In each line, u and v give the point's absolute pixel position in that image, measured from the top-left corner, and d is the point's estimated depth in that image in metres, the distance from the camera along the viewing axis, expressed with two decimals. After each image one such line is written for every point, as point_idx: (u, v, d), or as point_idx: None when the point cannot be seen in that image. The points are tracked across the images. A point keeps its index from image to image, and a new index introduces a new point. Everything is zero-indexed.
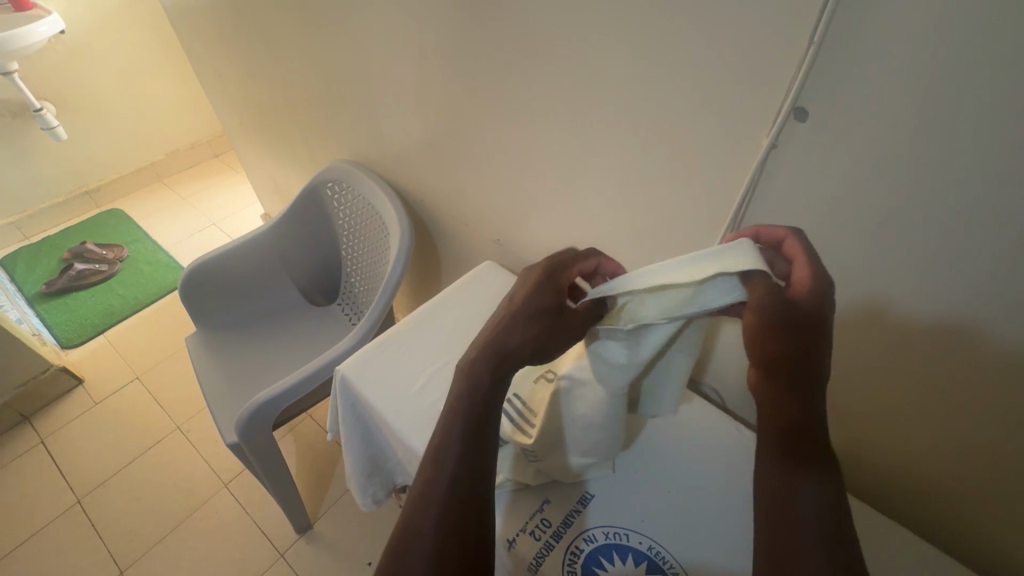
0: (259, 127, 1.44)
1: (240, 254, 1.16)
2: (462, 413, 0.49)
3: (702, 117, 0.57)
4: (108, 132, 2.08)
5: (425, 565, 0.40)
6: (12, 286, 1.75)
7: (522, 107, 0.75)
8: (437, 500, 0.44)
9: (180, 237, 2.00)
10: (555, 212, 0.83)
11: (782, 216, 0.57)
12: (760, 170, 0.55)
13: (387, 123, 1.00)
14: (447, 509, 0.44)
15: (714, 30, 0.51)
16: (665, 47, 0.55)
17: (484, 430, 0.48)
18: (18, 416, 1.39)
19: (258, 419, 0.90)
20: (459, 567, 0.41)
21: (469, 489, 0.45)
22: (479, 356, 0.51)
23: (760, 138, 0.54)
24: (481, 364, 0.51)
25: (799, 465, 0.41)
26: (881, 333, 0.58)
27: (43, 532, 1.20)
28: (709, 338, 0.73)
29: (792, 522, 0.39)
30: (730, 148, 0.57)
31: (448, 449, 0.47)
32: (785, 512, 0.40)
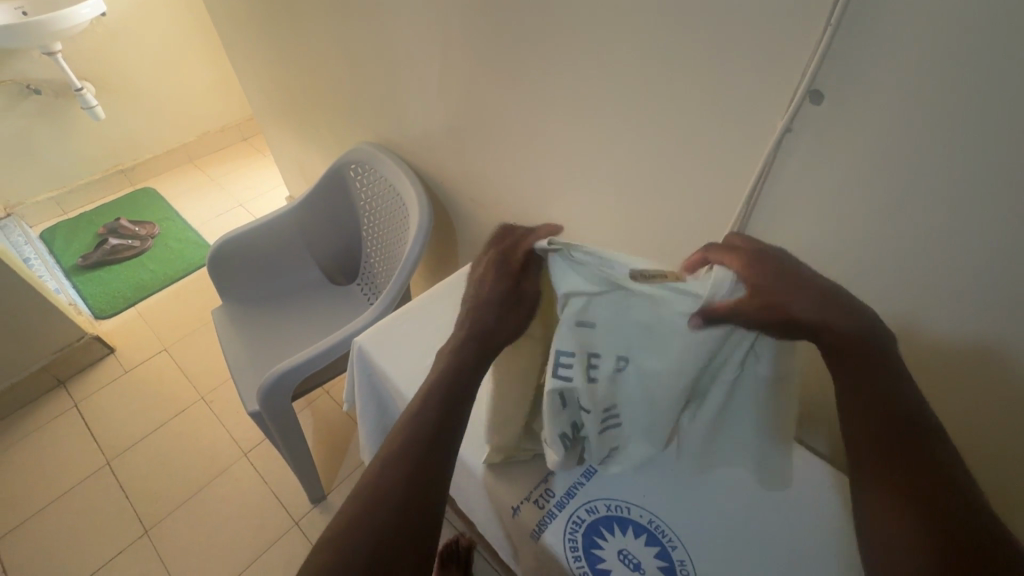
0: (286, 109, 1.48)
1: (265, 232, 1.19)
2: (436, 392, 0.53)
3: (715, 105, 0.57)
4: (143, 112, 2.15)
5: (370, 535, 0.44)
6: (51, 258, 1.83)
7: (541, 94, 0.76)
8: (385, 504, 0.46)
9: (208, 217, 2.06)
10: (570, 198, 0.84)
11: (792, 204, 0.57)
12: (774, 153, 0.55)
13: (411, 106, 1.02)
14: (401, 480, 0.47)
15: (729, 18, 0.51)
16: (680, 35, 0.56)
17: (448, 415, 0.52)
18: (54, 380, 1.47)
19: (279, 387, 0.94)
20: (397, 534, 0.44)
21: (419, 479, 0.48)
22: (462, 355, 0.55)
23: (773, 121, 0.54)
24: (464, 359, 0.55)
25: (892, 493, 0.41)
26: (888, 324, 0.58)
27: (77, 489, 1.27)
28: None
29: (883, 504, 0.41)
30: (743, 136, 0.57)
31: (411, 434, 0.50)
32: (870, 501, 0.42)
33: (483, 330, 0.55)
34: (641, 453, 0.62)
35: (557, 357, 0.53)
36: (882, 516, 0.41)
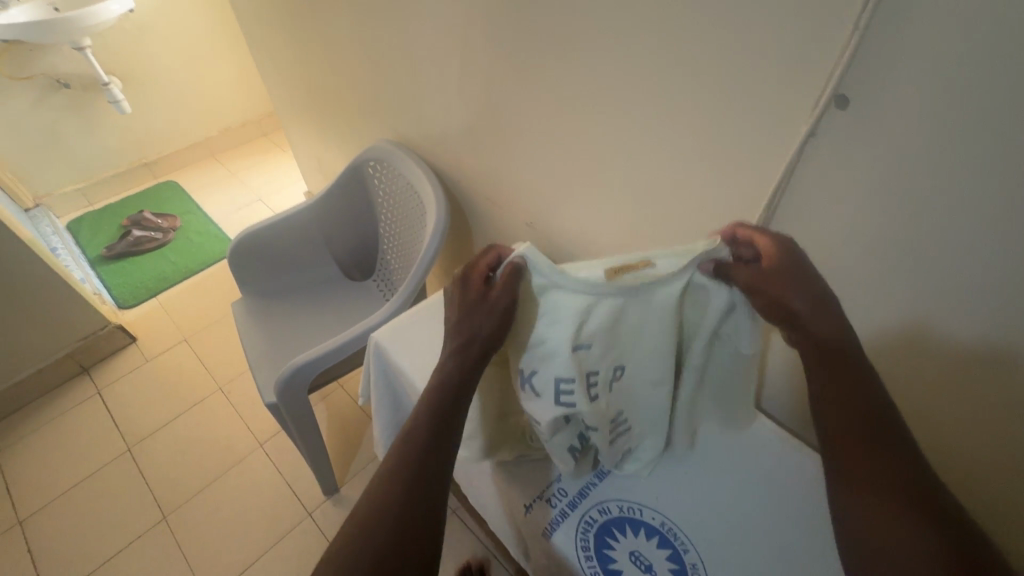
0: (307, 105, 1.49)
1: (285, 227, 1.21)
2: (431, 408, 0.55)
3: (737, 108, 0.57)
4: (167, 107, 2.19)
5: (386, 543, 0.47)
6: (77, 248, 1.88)
7: (561, 95, 0.76)
8: (396, 504, 0.49)
9: (228, 210, 2.10)
10: (588, 199, 0.84)
11: (814, 209, 0.57)
12: (797, 157, 0.55)
13: (430, 105, 1.03)
14: (407, 491, 0.50)
15: (755, 20, 0.51)
16: (703, 38, 0.56)
17: (443, 428, 0.54)
18: (79, 367, 1.51)
19: (296, 380, 0.95)
20: (410, 540, 0.47)
21: (424, 489, 0.51)
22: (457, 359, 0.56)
23: (797, 125, 0.53)
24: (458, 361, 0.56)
25: (872, 479, 0.45)
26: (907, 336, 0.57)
27: (98, 473, 1.31)
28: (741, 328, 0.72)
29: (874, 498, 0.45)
30: (765, 140, 0.56)
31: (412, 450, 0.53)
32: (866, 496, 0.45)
33: (466, 344, 0.56)
34: (645, 453, 0.64)
35: (558, 382, 0.54)
36: (881, 511, 0.44)
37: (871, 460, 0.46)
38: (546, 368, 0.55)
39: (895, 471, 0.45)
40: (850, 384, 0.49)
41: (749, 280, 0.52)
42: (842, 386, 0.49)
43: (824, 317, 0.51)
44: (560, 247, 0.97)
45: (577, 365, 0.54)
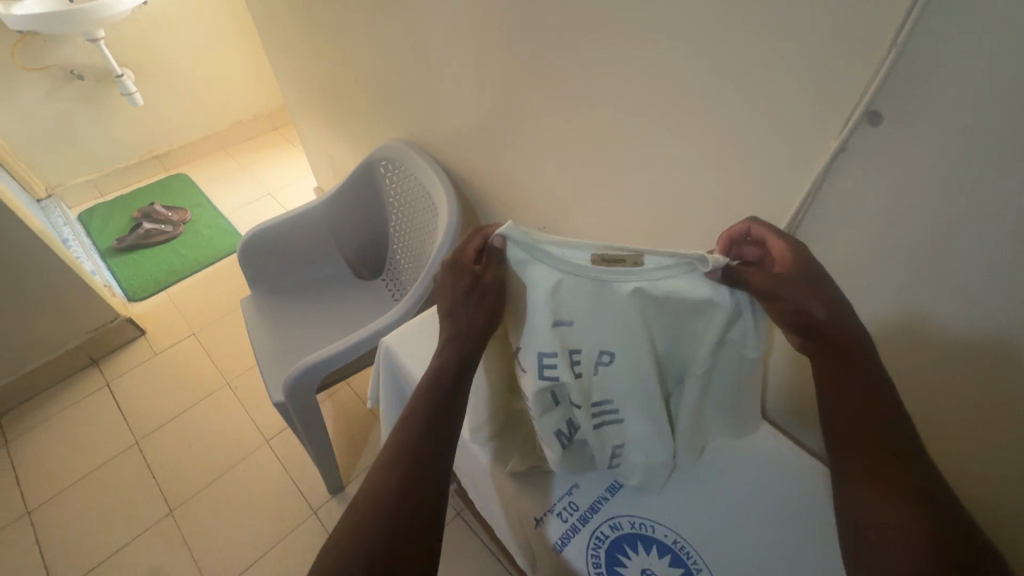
0: (320, 102, 1.48)
1: (295, 225, 1.21)
2: (425, 396, 0.55)
3: (763, 120, 0.55)
4: (179, 99, 2.19)
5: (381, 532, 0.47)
6: (88, 239, 1.89)
7: (579, 100, 0.75)
8: (385, 494, 0.49)
9: (238, 204, 2.10)
10: (603, 206, 0.82)
11: (839, 230, 0.55)
12: (824, 174, 0.53)
13: (444, 106, 1.01)
14: (402, 480, 0.50)
15: (785, 31, 0.49)
16: (730, 48, 0.54)
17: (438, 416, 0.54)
18: (88, 359, 1.52)
19: (304, 380, 0.95)
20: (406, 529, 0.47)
21: (418, 480, 0.50)
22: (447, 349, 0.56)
23: (824, 142, 0.51)
24: (450, 348, 0.56)
25: (882, 492, 0.45)
26: (934, 368, 0.53)
27: (106, 466, 1.31)
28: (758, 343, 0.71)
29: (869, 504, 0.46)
30: (791, 154, 0.55)
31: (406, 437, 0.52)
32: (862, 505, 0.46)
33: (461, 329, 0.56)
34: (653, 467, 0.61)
35: (539, 357, 0.55)
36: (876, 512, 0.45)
37: (878, 471, 0.46)
38: (530, 344, 0.55)
39: (900, 479, 0.45)
40: (856, 385, 0.49)
41: (763, 284, 0.49)
42: (847, 384, 0.49)
43: (837, 319, 0.49)
44: None
45: (559, 341, 0.55)
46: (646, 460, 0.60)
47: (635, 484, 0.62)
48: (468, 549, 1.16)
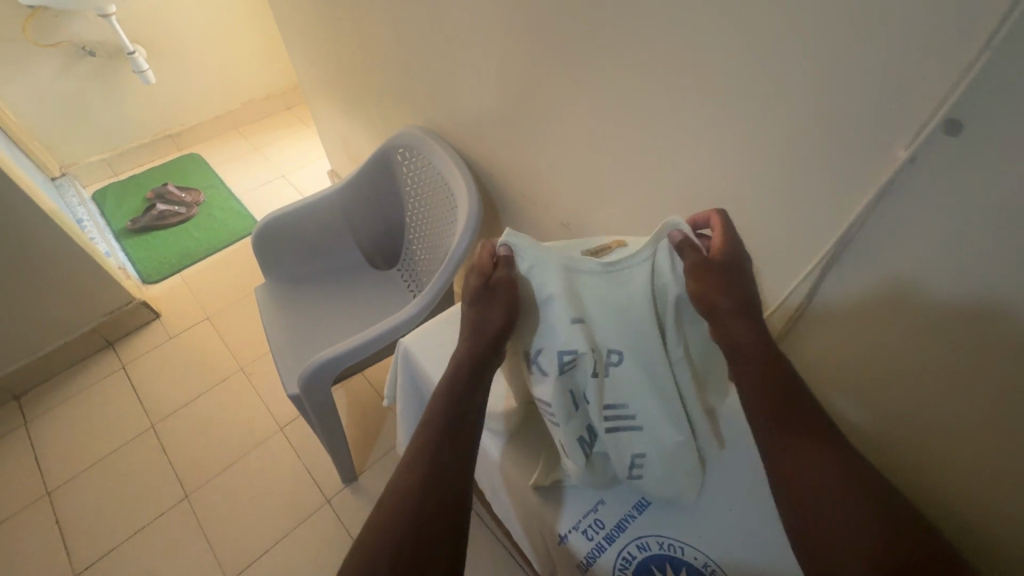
0: (335, 84, 1.44)
1: (310, 213, 1.18)
2: (446, 397, 0.56)
3: (820, 124, 0.50)
4: (192, 78, 2.15)
5: (404, 529, 0.48)
6: (103, 220, 1.88)
7: (610, 94, 0.70)
8: (407, 492, 0.50)
9: (251, 186, 2.07)
10: (633, 205, 0.78)
11: (898, 248, 0.50)
12: (886, 185, 0.48)
13: (465, 94, 0.97)
14: (423, 478, 0.51)
15: (854, 27, 0.44)
16: (785, 46, 0.49)
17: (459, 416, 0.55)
18: (104, 341, 1.52)
19: (319, 375, 0.94)
20: (430, 525, 0.48)
21: (438, 478, 0.51)
22: (463, 352, 0.57)
23: (892, 150, 0.47)
24: (466, 356, 0.57)
25: (799, 443, 0.47)
26: (1000, 408, 0.48)
27: (123, 449, 1.33)
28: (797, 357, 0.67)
29: (794, 463, 0.47)
30: (850, 162, 0.50)
31: (430, 436, 0.54)
32: (788, 463, 0.47)
33: (480, 332, 0.58)
34: (678, 479, 0.58)
35: (559, 354, 0.55)
36: (805, 467, 0.46)
37: (791, 430, 0.48)
38: (550, 341, 0.56)
39: (821, 435, 0.48)
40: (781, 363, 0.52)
41: (698, 263, 0.54)
42: (776, 359, 0.52)
43: (748, 300, 0.53)
44: None
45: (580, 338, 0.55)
46: (670, 476, 0.57)
47: (666, 498, 0.58)
48: (480, 543, 1.15)
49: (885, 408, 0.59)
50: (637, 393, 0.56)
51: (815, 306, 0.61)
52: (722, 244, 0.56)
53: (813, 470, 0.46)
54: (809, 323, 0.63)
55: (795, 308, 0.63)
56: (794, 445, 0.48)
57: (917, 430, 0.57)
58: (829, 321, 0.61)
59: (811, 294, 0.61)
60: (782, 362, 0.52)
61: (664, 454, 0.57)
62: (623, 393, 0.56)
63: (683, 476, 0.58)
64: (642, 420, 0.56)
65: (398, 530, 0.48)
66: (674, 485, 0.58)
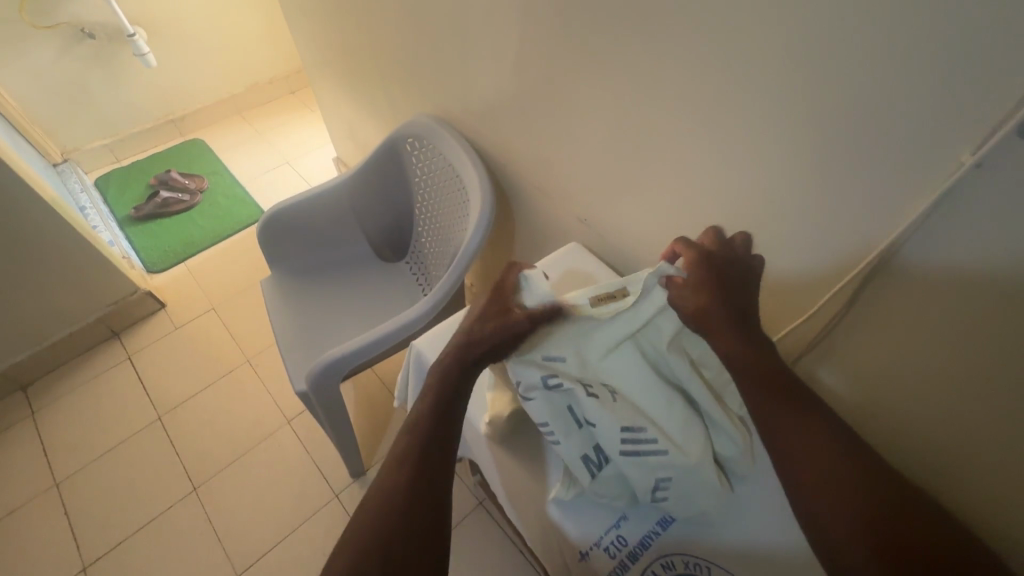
0: (341, 69, 1.39)
1: (316, 205, 1.15)
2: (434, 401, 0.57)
3: (873, 124, 0.46)
4: (194, 60, 2.10)
5: (384, 520, 0.47)
6: (106, 207, 1.86)
7: (637, 85, 0.65)
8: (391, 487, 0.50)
9: (256, 173, 2.04)
10: (656, 202, 0.75)
11: (952, 260, 0.47)
12: (948, 190, 0.44)
13: (477, 81, 0.93)
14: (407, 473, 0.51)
15: (924, 19, 0.39)
16: (835, 37, 0.45)
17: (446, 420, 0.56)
18: (109, 331, 1.51)
19: (328, 373, 0.92)
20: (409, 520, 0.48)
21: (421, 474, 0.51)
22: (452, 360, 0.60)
23: (955, 155, 0.43)
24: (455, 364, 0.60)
25: (799, 430, 0.50)
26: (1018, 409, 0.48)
27: (130, 440, 1.32)
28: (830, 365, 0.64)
29: (797, 449, 0.49)
30: (905, 165, 0.46)
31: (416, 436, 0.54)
32: (789, 450, 0.49)
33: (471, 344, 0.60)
34: (700, 497, 0.56)
35: (541, 377, 0.58)
36: (806, 451, 0.48)
37: (791, 418, 0.50)
38: (532, 369, 0.58)
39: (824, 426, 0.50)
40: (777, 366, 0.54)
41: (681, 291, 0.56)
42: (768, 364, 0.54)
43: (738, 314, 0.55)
44: (616, 248, 0.88)
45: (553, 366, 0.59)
46: (689, 495, 0.56)
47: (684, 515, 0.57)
48: (490, 540, 1.14)
49: (929, 415, 0.57)
50: (646, 412, 0.57)
51: (860, 308, 0.58)
52: (697, 268, 0.57)
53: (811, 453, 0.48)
54: (847, 329, 0.61)
55: (834, 314, 0.61)
56: (795, 432, 0.50)
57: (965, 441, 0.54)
58: (877, 324, 0.57)
59: (854, 298, 0.57)
60: (785, 371, 0.54)
61: (687, 475, 0.55)
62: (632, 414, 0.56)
63: (711, 495, 0.56)
64: (665, 442, 0.55)
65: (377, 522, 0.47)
66: (701, 502, 0.56)
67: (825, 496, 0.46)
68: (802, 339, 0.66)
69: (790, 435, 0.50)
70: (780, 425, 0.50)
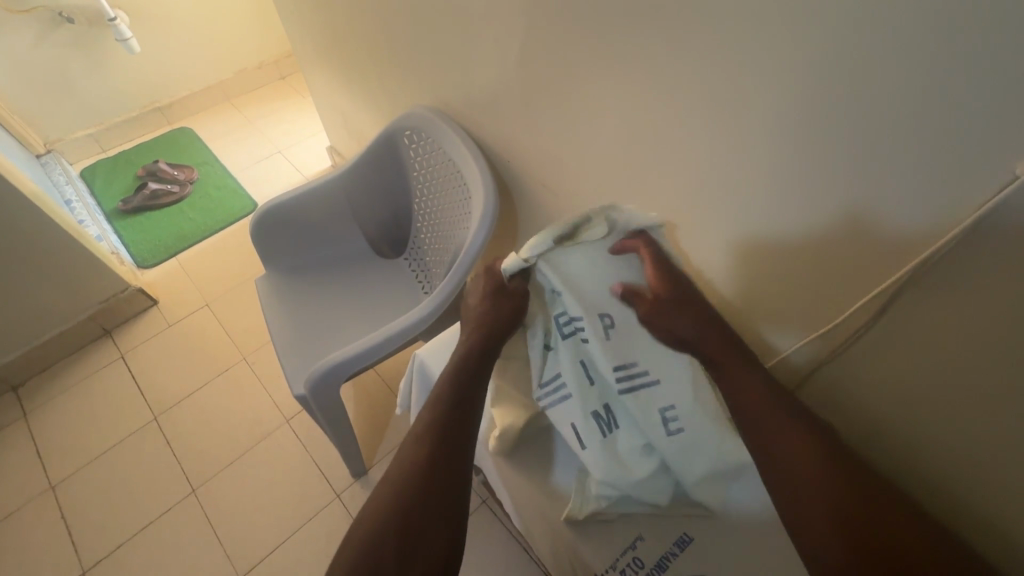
0: (335, 56, 1.33)
1: (311, 201, 1.11)
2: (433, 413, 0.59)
3: (917, 131, 0.43)
4: (179, 45, 2.02)
5: (393, 534, 0.49)
6: (93, 200, 1.80)
7: (653, 82, 0.62)
8: (398, 503, 0.52)
9: (247, 163, 1.98)
10: (669, 203, 0.71)
11: (994, 274, 0.44)
12: (995, 206, 0.42)
13: (480, 73, 0.88)
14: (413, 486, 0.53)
15: (984, 20, 0.36)
16: (876, 38, 0.42)
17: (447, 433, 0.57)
18: (101, 329, 1.47)
19: (328, 379, 0.89)
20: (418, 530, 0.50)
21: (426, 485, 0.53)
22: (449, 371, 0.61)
23: (1008, 166, 0.40)
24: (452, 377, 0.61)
25: (783, 432, 0.52)
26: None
27: (126, 442, 1.29)
28: (850, 375, 0.63)
29: (779, 446, 0.51)
30: (949, 177, 0.43)
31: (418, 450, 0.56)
32: (768, 447, 0.52)
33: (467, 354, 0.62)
34: (709, 453, 0.57)
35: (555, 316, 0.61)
36: (786, 450, 0.51)
37: (779, 415, 0.53)
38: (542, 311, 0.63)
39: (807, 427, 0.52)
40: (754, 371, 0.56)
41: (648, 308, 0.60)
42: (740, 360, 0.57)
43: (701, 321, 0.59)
44: None
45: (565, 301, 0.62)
46: (700, 449, 0.57)
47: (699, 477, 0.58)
48: (495, 539, 1.13)
49: (955, 429, 0.55)
50: (647, 352, 0.60)
51: (885, 324, 0.56)
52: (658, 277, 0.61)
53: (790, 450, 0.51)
54: (874, 339, 0.58)
55: (857, 326, 0.59)
56: (777, 429, 0.52)
57: (990, 458, 0.53)
58: (904, 337, 0.54)
59: (880, 310, 0.55)
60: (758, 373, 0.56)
61: (689, 416, 0.57)
62: (631, 351, 0.60)
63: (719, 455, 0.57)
64: (660, 376, 0.59)
65: (387, 538, 0.49)
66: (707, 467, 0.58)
67: (803, 493, 0.49)
68: (826, 345, 0.63)
69: (773, 436, 0.52)
70: (765, 422, 0.53)
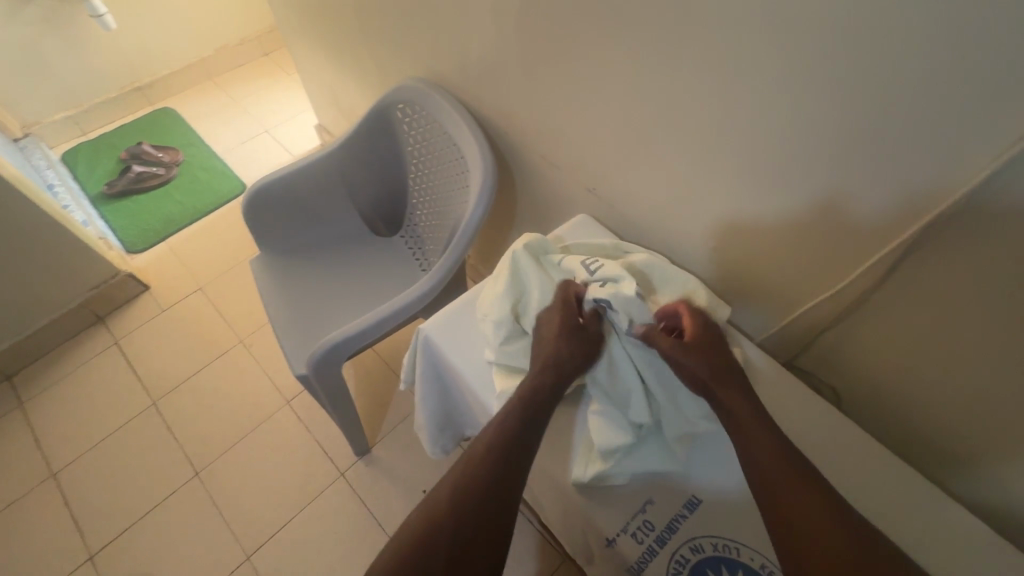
0: (320, 29, 1.29)
1: (303, 179, 1.09)
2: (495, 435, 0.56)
3: (931, 87, 0.43)
4: (156, 21, 1.95)
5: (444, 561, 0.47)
6: (76, 184, 1.76)
7: (655, 46, 0.60)
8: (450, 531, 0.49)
9: (233, 144, 1.93)
10: (670, 171, 0.70)
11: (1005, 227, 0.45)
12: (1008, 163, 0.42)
13: (473, 40, 0.86)
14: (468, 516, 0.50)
15: None
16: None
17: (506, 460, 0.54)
18: (94, 316, 1.45)
19: (330, 358, 0.88)
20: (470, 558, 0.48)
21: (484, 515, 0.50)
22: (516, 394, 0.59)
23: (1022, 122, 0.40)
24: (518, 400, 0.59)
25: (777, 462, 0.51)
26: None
27: (126, 428, 1.29)
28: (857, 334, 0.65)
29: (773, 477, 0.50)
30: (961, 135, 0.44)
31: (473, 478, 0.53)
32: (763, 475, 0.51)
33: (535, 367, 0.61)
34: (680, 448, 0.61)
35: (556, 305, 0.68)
36: (780, 478, 0.50)
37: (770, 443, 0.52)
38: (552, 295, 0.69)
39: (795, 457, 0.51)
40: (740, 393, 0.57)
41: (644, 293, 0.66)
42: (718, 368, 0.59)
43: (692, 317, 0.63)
44: (624, 218, 0.84)
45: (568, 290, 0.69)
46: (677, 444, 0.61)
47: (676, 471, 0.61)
48: None
49: (958, 383, 0.58)
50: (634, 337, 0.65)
51: (893, 283, 0.57)
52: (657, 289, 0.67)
53: (786, 481, 0.49)
54: (880, 302, 0.60)
55: (864, 288, 0.60)
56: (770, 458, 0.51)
57: (989, 405, 0.57)
58: (912, 295, 0.56)
59: (888, 272, 0.57)
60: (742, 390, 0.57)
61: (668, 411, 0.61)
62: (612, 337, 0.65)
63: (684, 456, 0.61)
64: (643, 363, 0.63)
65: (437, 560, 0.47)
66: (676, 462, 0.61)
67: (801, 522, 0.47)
68: (832, 310, 0.65)
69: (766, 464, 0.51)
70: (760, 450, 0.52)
